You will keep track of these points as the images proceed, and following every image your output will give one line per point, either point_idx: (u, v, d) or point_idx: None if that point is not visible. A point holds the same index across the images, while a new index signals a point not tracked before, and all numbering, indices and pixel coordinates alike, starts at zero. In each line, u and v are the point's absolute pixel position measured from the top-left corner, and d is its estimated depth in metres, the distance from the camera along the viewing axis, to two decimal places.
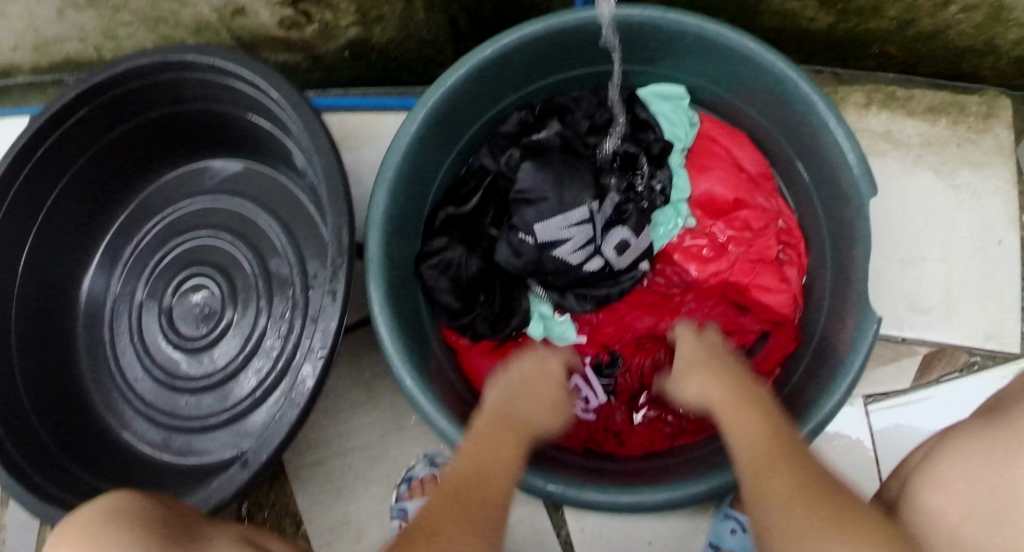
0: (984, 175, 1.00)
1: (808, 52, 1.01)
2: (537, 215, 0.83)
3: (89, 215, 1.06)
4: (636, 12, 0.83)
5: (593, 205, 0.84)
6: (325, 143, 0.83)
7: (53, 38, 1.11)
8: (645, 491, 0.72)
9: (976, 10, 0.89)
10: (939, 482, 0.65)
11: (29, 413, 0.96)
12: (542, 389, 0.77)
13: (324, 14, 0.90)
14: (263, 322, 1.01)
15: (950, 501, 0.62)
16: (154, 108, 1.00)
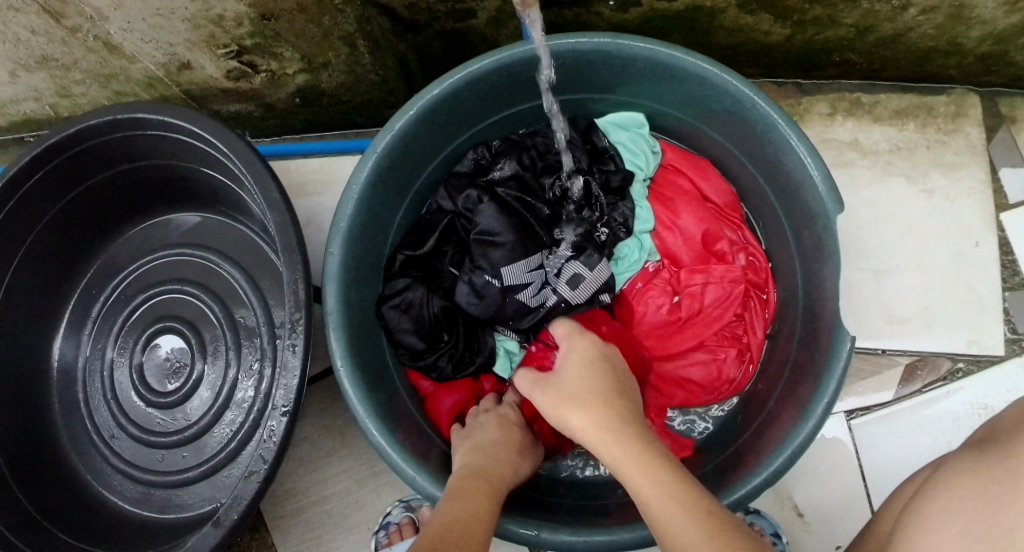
0: (957, 176, 0.97)
1: (768, 66, 0.99)
2: (504, 257, 0.84)
3: (55, 277, 1.05)
4: (586, 41, 0.80)
5: (547, 247, 0.86)
6: (276, 197, 0.82)
7: (7, 99, 1.10)
8: (621, 530, 0.70)
9: (935, 11, 0.86)
10: (932, 519, 0.56)
11: (8, 478, 0.95)
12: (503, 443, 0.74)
13: (270, 64, 0.90)
14: (234, 375, 1.01)
15: (948, 540, 0.54)
16: (109, 167, 0.98)
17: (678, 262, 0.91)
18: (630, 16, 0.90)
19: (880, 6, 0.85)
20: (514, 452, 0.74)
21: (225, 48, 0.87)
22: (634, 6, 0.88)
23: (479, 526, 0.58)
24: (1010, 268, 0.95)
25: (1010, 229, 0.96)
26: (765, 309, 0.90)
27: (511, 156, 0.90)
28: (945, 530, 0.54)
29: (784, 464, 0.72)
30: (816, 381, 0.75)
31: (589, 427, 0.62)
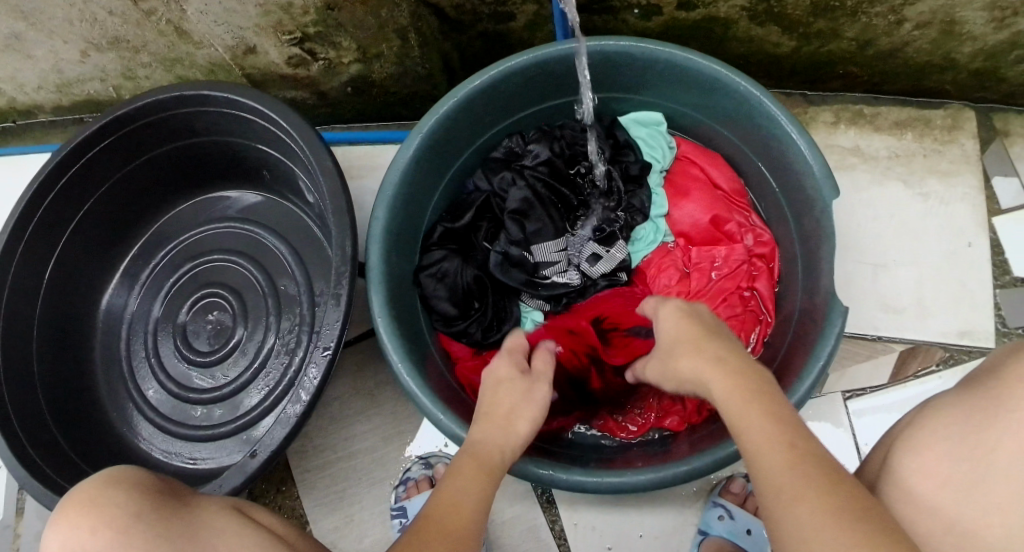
0: (952, 183, 1.05)
1: (778, 76, 1.09)
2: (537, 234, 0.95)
3: (109, 241, 1.13)
4: (613, 44, 0.89)
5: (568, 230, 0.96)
6: (328, 165, 0.90)
7: (75, 79, 1.20)
8: (631, 474, 0.77)
9: (929, 26, 0.95)
10: (914, 443, 0.62)
11: (50, 423, 1.01)
12: (495, 411, 0.72)
13: (328, 52, 1.00)
14: (271, 339, 1.07)
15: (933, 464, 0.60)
16: (172, 141, 1.07)
17: (690, 240, 0.99)
18: (652, 24, 1.00)
19: (878, 21, 0.95)
20: (506, 413, 0.72)
21: (290, 35, 0.96)
22: (656, 16, 0.97)
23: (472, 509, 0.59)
24: (999, 267, 1.03)
25: (1001, 231, 1.04)
26: (769, 277, 0.96)
27: (543, 143, 0.98)
28: (930, 457, 0.60)
29: None
30: (814, 347, 0.82)
31: (705, 367, 0.63)
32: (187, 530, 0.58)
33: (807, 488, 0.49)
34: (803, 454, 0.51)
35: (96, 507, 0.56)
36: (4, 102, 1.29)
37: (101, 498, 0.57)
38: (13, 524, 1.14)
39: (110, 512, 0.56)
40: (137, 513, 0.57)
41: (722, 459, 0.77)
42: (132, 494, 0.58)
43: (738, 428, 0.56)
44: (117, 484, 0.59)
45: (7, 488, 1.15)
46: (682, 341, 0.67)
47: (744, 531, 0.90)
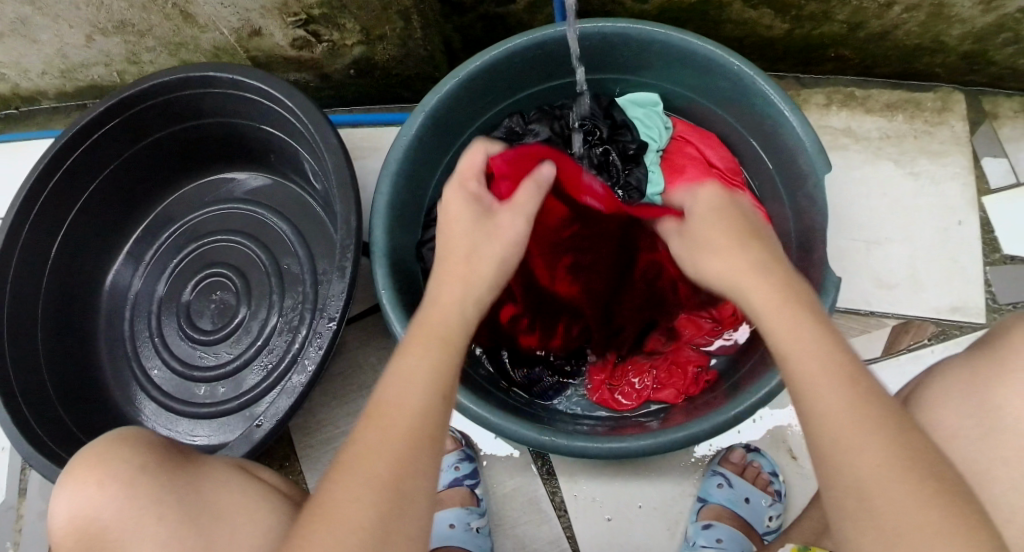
0: (942, 163, 1.08)
1: (771, 59, 1.11)
2: None
3: (113, 223, 1.15)
4: (609, 26, 0.91)
5: None
6: (333, 143, 0.91)
7: (79, 64, 1.22)
8: (630, 439, 0.79)
9: (918, 9, 0.98)
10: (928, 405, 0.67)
11: (55, 401, 1.02)
12: (477, 247, 0.66)
13: (332, 34, 1.02)
14: (275, 317, 1.09)
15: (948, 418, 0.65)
16: (177, 122, 1.09)
17: None
18: (649, 7, 1.02)
19: (869, 4, 0.98)
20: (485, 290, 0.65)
21: (294, 17, 0.98)
22: None
23: (421, 388, 0.55)
24: (989, 245, 1.05)
25: (991, 210, 1.06)
26: None
27: (544, 122, 1.01)
28: (945, 414, 0.65)
29: (777, 385, 0.78)
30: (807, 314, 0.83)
31: (725, 271, 0.63)
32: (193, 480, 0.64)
33: (860, 425, 0.50)
34: (864, 383, 0.51)
35: (106, 462, 0.63)
36: (8, 88, 1.30)
37: (106, 457, 0.63)
38: (15, 505, 1.14)
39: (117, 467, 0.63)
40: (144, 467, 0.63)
41: (720, 423, 0.78)
42: (137, 450, 0.64)
43: (776, 335, 0.56)
44: (125, 441, 0.65)
45: (10, 469, 1.16)
46: (717, 235, 0.67)
47: (743, 500, 0.92)
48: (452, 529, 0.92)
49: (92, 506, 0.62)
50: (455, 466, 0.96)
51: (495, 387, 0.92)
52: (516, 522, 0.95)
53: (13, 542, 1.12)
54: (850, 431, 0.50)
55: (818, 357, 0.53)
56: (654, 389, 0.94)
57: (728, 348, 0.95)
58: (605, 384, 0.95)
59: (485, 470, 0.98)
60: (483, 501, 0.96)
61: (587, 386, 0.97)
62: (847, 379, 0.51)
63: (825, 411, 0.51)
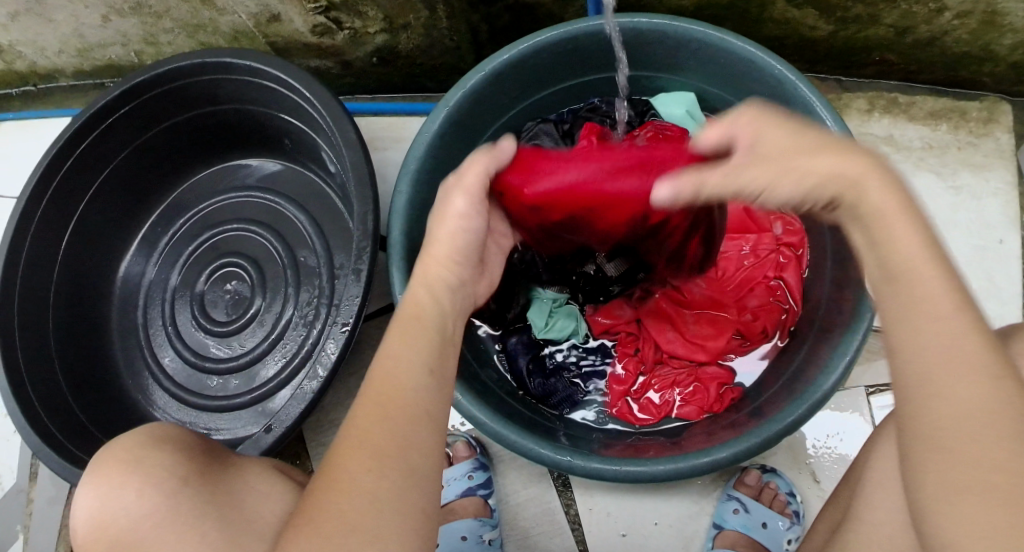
0: (985, 176, 1.04)
1: (812, 60, 1.07)
2: None
3: (127, 208, 1.13)
4: (645, 21, 0.86)
5: None
6: (352, 137, 0.88)
7: (96, 43, 1.19)
8: (652, 463, 0.76)
9: (970, 16, 0.93)
10: None
11: (65, 390, 1.01)
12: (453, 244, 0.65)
13: (354, 22, 0.98)
14: (289, 310, 1.06)
15: None
16: (192, 108, 1.06)
17: None
18: (687, 2, 0.97)
19: (918, 9, 0.93)
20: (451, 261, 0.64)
21: (315, 4, 0.94)
22: None
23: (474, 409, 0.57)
24: None
25: None
26: (797, 266, 0.93)
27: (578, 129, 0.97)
28: None
29: (807, 412, 0.75)
30: (839, 340, 0.78)
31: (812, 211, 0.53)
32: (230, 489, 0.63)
33: (971, 368, 0.45)
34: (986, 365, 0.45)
35: (140, 464, 0.63)
36: (25, 66, 1.28)
37: (144, 456, 0.64)
38: (26, 489, 1.14)
39: (156, 472, 0.62)
40: (183, 471, 0.63)
41: (745, 450, 0.75)
42: (171, 460, 0.63)
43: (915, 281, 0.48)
44: (157, 444, 0.65)
45: (21, 454, 1.15)
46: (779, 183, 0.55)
47: (760, 524, 0.89)
48: (464, 542, 0.90)
49: (122, 509, 0.62)
50: (468, 475, 0.94)
51: (512, 402, 0.89)
52: (531, 533, 0.93)
53: (23, 527, 1.12)
54: (949, 410, 0.45)
55: (948, 341, 0.46)
56: (677, 404, 0.90)
57: (758, 364, 0.92)
58: (625, 396, 0.92)
59: (498, 479, 0.96)
60: (497, 511, 0.94)
61: (606, 399, 0.93)
62: (977, 340, 0.46)
63: (950, 407, 0.45)
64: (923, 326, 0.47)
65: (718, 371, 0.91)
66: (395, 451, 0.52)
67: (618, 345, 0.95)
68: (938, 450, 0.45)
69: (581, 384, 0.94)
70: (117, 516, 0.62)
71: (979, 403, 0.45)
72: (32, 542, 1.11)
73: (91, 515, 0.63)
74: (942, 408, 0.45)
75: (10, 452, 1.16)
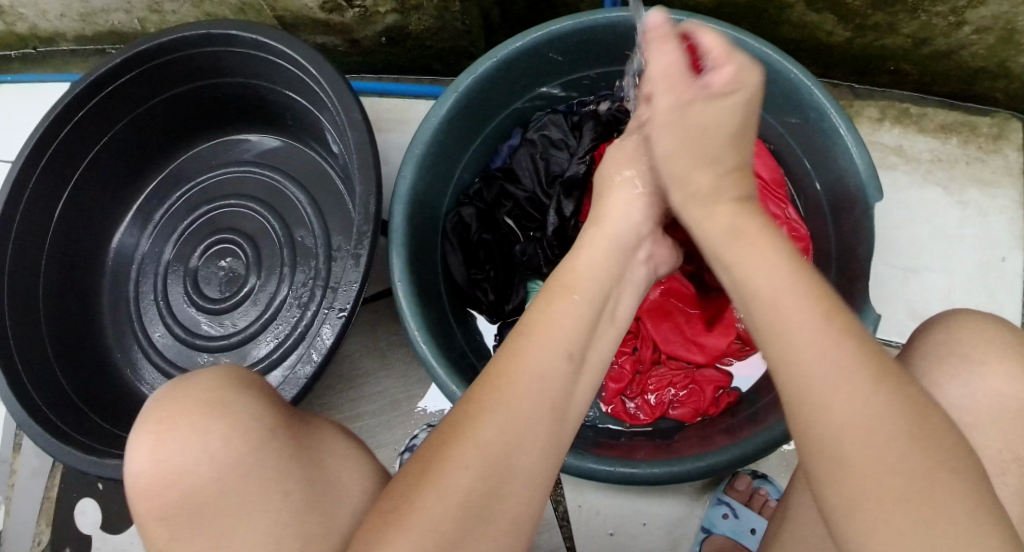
0: (991, 193, 1.03)
1: (826, 65, 1.05)
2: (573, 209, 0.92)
3: (124, 178, 1.11)
4: None
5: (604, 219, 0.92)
6: (357, 118, 0.86)
7: (99, 8, 1.16)
8: (644, 465, 0.75)
9: (989, 32, 0.92)
10: None
11: (52, 362, 0.99)
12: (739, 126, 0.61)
13: (364, 0, 0.96)
14: (284, 290, 1.05)
15: None
16: (195, 80, 1.04)
17: None
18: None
19: (937, 20, 0.91)
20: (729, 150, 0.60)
21: None
22: None
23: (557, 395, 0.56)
24: None
25: None
26: None
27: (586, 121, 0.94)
28: None
29: None
30: None
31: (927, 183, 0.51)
32: (311, 447, 0.60)
33: (856, 404, 0.45)
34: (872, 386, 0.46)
35: (217, 409, 0.57)
36: (25, 27, 1.25)
37: (225, 400, 0.58)
38: (9, 459, 1.12)
39: (241, 420, 0.57)
40: (269, 423, 0.58)
41: (739, 457, 0.75)
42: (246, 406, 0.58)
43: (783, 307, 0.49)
44: (231, 391, 0.59)
45: (5, 424, 1.13)
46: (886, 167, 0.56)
47: (748, 531, 0.89)
48: None
49: (197, 459, 0.54)
50: None
51: None
52: None
53: (4, 497, 1.10)
54: (842, 432, 0.45)
55: (833, 365, 0.46)
56: (671, 405, 0.89)
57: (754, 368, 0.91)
58: (620, 395, 0.91)
59: None
60: None
61: (600, 396, 0.92)
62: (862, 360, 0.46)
63: (852, 431, 0.45)
64: (800, 353, 0.47)
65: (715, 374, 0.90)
66: (498, 447, 0.50)
67: (615, 343, 0.94)
68: (844, 477, 0.45)
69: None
70: (194, 465, 0.54)
71: (883, 426, 0.45)
72: (13, 513, 1.10)
73: (155, 460, 0.55)
74: (837, 433, 0.45)
75: None
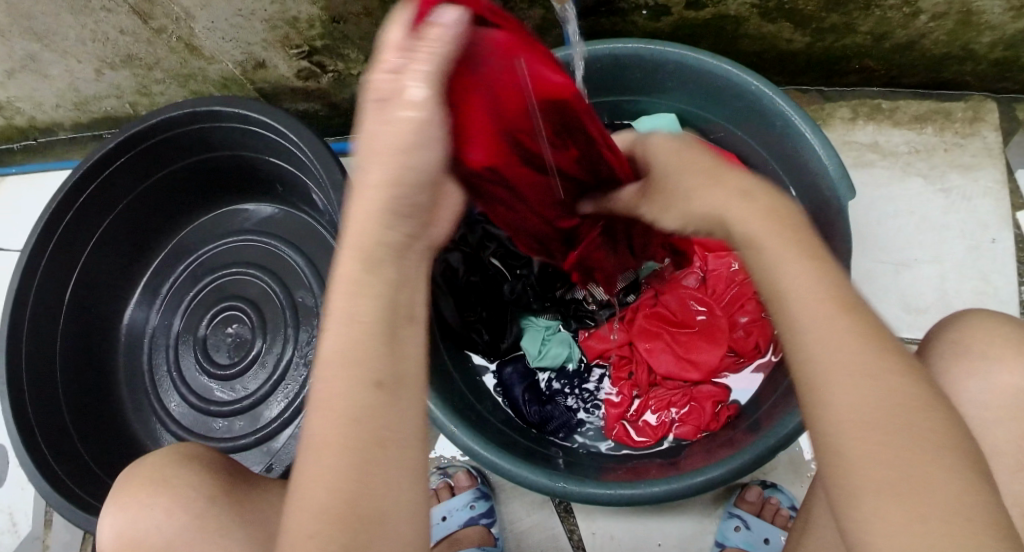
0: (973, 177, 1.04)
1: (793, 72, 1.07)
2: None
3: (128, 256, 1.16)
4: (620, 46, 0.87)
5: None
6: (339, 178, 0.89)
7: (91, 96, 1.22)
8: (645, 485, 0.77)
9: (945, 18, 0.93)
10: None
11: (73, 437, 1.03)
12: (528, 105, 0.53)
13: (337, 65, 1.00)
14: (290, 351, 1.08)
15: None
16: (186, 156, 1.08)
17: (705, 245, 0.96)
18: (662, 24, 0.98)
19: (892, 14, 0.93)
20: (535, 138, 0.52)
21: (298, 49, 0.97)
22: (665, 16, 0.96)
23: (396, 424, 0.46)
24: None
25: None
26: None
27: None
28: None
29: (796, 427, 0.75)
30: None
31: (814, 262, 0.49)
32: (256, 513, 0.69)
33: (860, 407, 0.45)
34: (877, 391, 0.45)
35: (169, 487, 0.68)
36: (24, 121, 1.31)
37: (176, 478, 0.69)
38: (42, 536, 1.16)
39: (182, 494, 0.68)
40: (208, 492, 0.68)
41: (738, 467, 0.76)
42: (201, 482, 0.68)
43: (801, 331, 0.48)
44: (182, 465, 0.70)
45: (36, 502, 1.17)
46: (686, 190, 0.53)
47: (761, 540, 0.88)
48: None
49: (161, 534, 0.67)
50: (471, 505, 0.95)
51: (510, 431, 0.90)
52: None
53: None
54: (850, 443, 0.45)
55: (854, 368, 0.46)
56: (672, 423, 0.90)
57: (752, 381, 0.92)
58: (621, 419, 0.92)
59: (500, 508, 0.96)
60: (500, 539, 0.94)
61: (603, 423, 0.93)
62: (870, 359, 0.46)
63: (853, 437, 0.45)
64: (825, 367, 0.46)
65: (713, 388, 0.91)
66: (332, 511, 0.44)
67: (612, 368, 0.96)
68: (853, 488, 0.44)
69: (575, 409, 0.94)
70: (149, 534, 0.67)
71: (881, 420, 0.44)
72: None
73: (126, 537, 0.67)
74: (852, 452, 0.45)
75: (25, 501, 1.18)
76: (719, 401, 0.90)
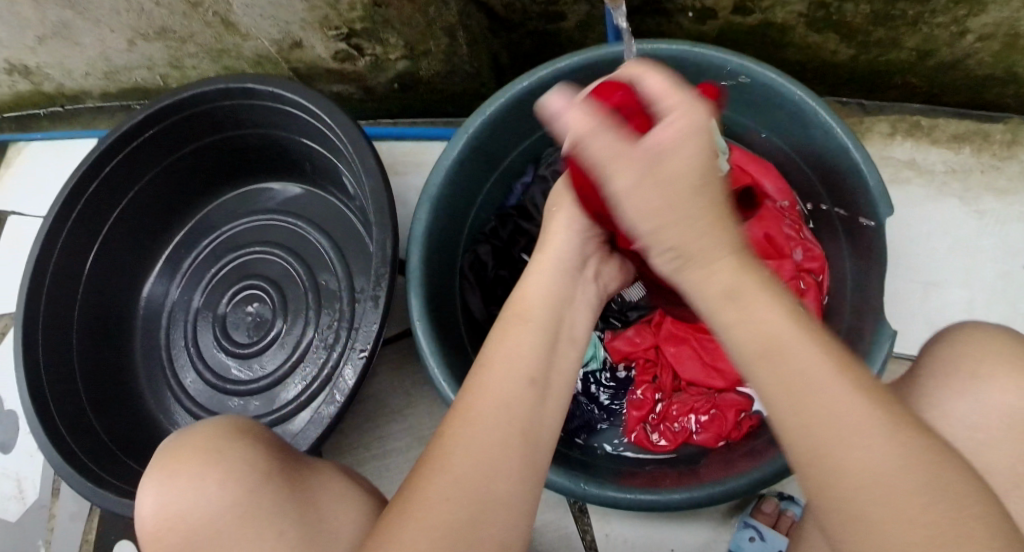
0: (1009, 201, 1.03)
1: (832, 84, 1.07)
2: None
3: (151, 229, 1.15)
4: (664, 47, 0.86)
5: None
6: (372, 163, 0.88)
7: (122, 66, 1.21)
8: (667, 492, 0.76)
9: (992, 38, 0.92)
10: None
11: (87, 408, 1.03)
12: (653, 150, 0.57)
13: (375, 49, 0.99)
14: (309, 333, 1.07)
15: None
16: (216, 132, 1.08)
17: None
18: (706, 27, 0.97)
19: (940, 32, 0.92)
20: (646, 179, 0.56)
21: (336, 30, 0.96)
22: (711, 19, 0.94)
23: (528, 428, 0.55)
24: None
25: None
26: (819, 293, 0.92)
27: None
28: None
29: None
30: None
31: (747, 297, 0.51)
32: None
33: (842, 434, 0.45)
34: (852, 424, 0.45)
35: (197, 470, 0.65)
36: (53, 87, 1.31)
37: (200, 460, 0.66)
38: (49, 504, 1.16)
39: (237, 468, 0.64)
40: (264, 470, 0.65)
41: (762, 480, 0.75)
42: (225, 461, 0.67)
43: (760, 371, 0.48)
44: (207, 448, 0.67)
45: (45, 469, 1.17)
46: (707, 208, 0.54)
47: None
48: None
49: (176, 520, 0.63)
50: None
51: None
52: None
53: (45, 542, 1.14)
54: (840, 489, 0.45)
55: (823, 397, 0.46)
56: (693, 431, 0.90)
57: None
58: (642, 423, 0.92)
59: None
60: None
61: (624, 426, 0.93)
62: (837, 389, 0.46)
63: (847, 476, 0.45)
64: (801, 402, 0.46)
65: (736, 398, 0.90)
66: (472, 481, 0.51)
67: (636, 371, 0.95)
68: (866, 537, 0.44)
69: (596, 410, 0.94)
70: None
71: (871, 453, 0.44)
72: None
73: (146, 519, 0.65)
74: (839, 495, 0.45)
75: (34, 468, 1.18)
76: (742, 412, 0.89)
